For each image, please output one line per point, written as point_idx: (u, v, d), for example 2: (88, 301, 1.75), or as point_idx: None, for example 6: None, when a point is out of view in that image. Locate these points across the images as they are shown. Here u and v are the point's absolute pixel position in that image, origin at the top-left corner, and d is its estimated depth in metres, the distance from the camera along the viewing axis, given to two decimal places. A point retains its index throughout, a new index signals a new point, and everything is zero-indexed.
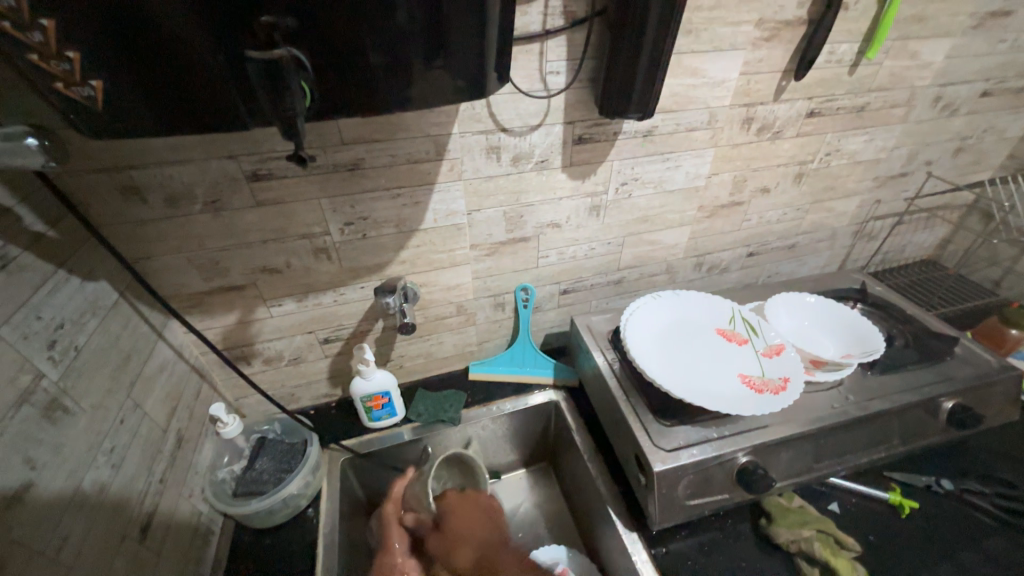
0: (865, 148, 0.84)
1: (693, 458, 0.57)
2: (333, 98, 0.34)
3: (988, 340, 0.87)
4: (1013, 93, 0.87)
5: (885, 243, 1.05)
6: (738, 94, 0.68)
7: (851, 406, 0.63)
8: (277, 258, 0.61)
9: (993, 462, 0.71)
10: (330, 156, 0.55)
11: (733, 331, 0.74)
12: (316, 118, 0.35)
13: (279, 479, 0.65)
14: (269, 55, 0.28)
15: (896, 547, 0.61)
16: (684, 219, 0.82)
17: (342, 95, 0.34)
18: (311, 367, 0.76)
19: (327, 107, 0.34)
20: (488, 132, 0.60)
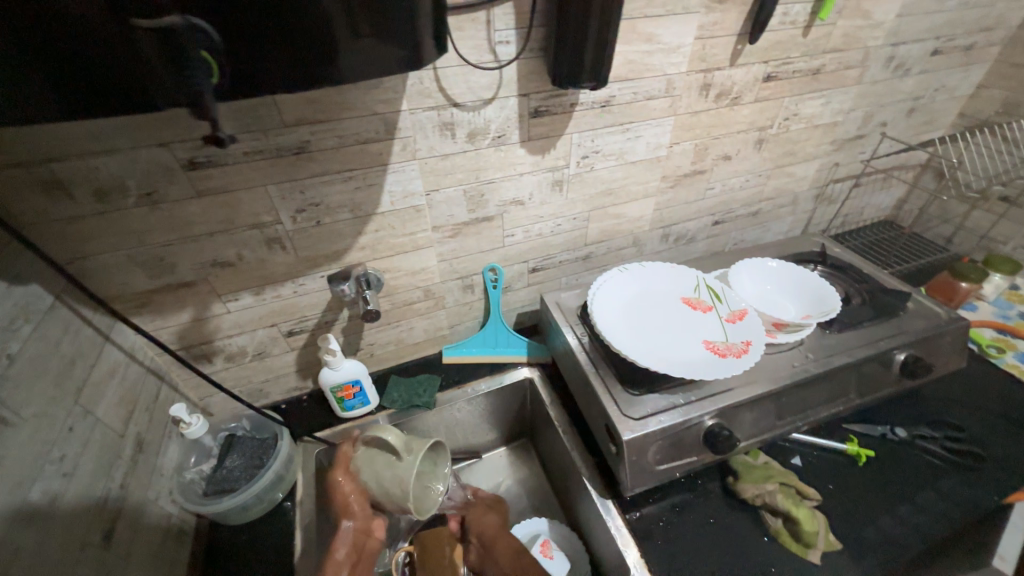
0: (823, 110, 0.85)
1: (660, 425, 0.58)
2: (243, 74, 0.31)
3: (940, 294, 0.91)
4: (962, 51, 0.89)
5: (845, 206, 1.07)
6: (695, 60, 0.67)
7: (810, 364, 0.65)
8: (226, 251, 0.59)
9: (943, 407, 0.75)
10: (273, 140, 0.52)
11: (697, 299, 0.74)
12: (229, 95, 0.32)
13: (251, 474, 0.64)
14: (158, 21, 0.26)
15: (855, 492, 0.65)
16: (648, 190, 0.82)
17: (255, 71, 0.31)
18: (277, 361, 0.74)
19: (241, 83, 0.32)
20: (439, 107, 0.58)
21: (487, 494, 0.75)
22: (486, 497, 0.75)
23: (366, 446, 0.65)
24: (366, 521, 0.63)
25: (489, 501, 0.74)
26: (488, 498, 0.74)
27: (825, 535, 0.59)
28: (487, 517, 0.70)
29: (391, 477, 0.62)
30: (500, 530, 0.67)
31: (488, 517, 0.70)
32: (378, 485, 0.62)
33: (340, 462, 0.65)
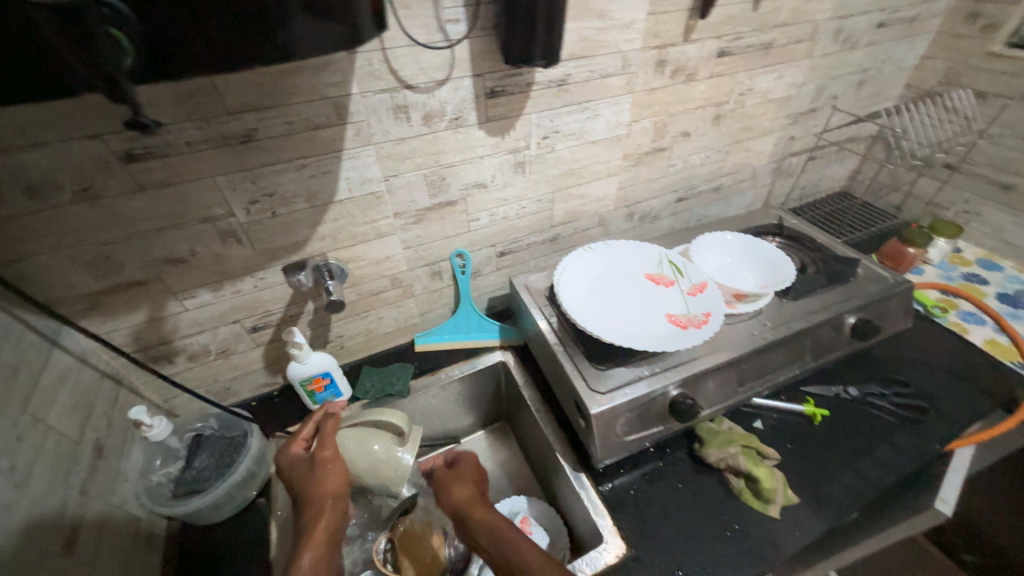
0: (776, 85, 0.87)
1: (627, 397, 0.60)
2: (163, 53, 0.30)
3: (890, 260, 0.96)
4: (906, 23, 0.92)
5: (801, 179, 1.11)
6: (648, 36, 0.68)
7: (767, 332, 0.68)
8: (178, 247, 0.57)
9: (892, 365, 0.79)
10: (217, 129, 0.50)
11: (660, 274, 0.76)
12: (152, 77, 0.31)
13: (220, 473, 0.63)
14: None
15: (812, 449, 0.69)
16: (611, 169, 0.82)
17: (174, 53, 0.30)
18: (243, 358, 0.73)
19: (161, 61, 0.30)
20: (392, 90, 0.57)
21: (468, 461, 0.71)
22: (466, 464, 0.70)
23: (354, 429, 0.66)
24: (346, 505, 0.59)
25: (470, 469, 0.69)
26: (469, 466, 0.70)
27: (783, 491, 0.62)
28: (462, 485, 0.65)
29: (388, 458, 0.64)
30: (478, 497, 0.63)
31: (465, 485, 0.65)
32: (371, 466, 0.64)
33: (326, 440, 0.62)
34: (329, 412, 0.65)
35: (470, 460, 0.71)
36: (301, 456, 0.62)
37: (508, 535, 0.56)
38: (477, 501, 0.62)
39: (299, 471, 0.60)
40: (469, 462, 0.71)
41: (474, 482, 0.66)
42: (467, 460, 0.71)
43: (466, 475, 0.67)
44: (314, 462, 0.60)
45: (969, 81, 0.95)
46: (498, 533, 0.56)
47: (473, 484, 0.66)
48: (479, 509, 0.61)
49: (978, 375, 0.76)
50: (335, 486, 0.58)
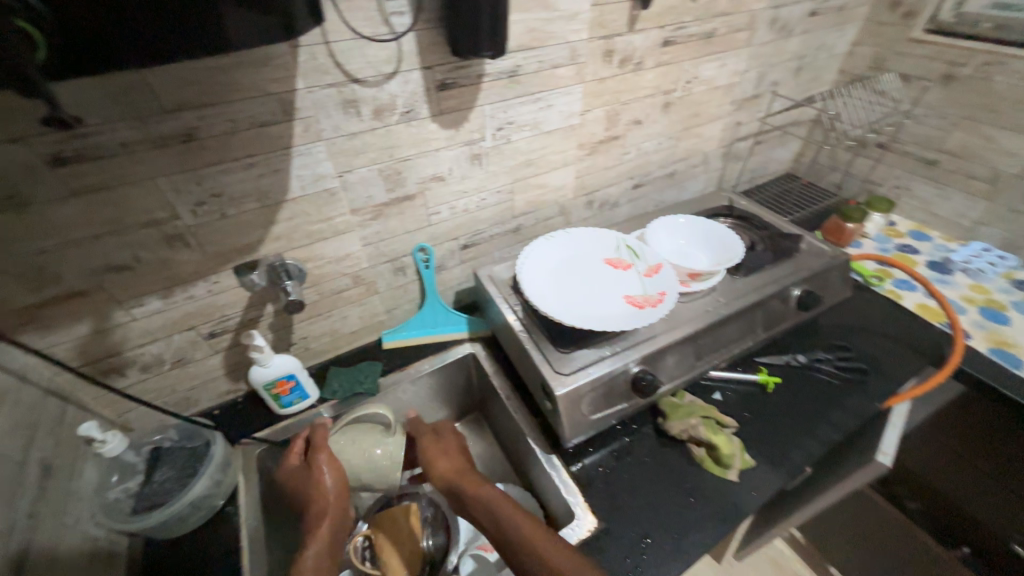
0: (720, 73, 0.91)
1: (590, 377, 0.62)
2: (79, 41, 0.28)
3: (832, 235, 1.03)
4: (835, 12, 0.98)
5: (750, 162, 1.16)
6: (594, 26, 0.69)
7: (720, 307, 0.72)
8: (120, 254, 0.54)
9: (835, 332, 0.85)
10: (154, 128, 0.48)
11: (619, 258, 0.78)
12: (69, 67, 0.29)
13: (182, 484, 0.62)
14: None
15: (765, 415, 0.73)
16: (567, 158, 0.84)
17: (90, 45, 0.29)
18: (201, 366, 0.71)
19: (77, 49, 0.29)
20: (339, 84, 0.56)
21: (443, 429, 0.73)
22: (442, 433, 0.72)
23: (347, 429, 0.66)
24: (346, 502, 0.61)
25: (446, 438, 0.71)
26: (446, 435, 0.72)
27: (741, 456, 0.66)
28: (443, 457, 0.68)
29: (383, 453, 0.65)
30: (462, 466, 0.66)
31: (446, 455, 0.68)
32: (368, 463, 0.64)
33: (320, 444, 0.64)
34: (318, 422, 0.67)
35: (446, 428, 0.73)
36: (299, 465, 0.64)
37: (499, 505, 0.58)
38: (463, 473, 0.65)
39: (300, 475, 0.63)
40: (445, 430, 0.73)
41: (455, 451, 0.69)
42: (442, 428, 0.73)
43: (444, 446, 0.70)
44: (310, 465, 0.62)
45: (894, 65, 1.02)
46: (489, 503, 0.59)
47: (454, 453, 0.69)
48: (467, 481, 0.63)
49: (911, 336, 0.83)
50: (333, 482, 0.61)
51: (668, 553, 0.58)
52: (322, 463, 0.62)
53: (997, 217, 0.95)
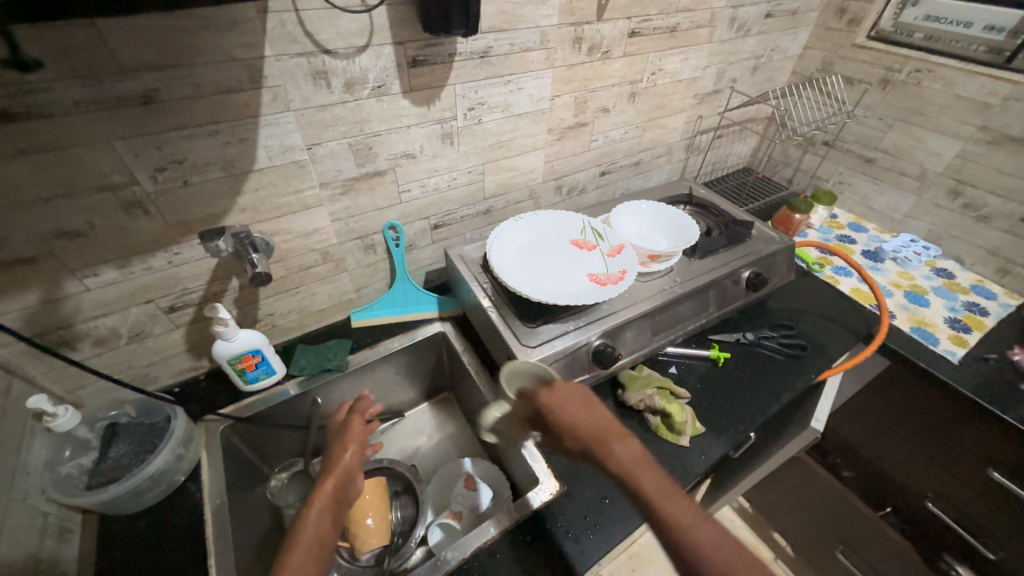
0: (683, 66, 0.95)
1: (554, 348, 0.65)
2: None
3: (781, 225, 1.10)
4: (789, 15, 1.04)
5: (710, 155, 1.23)
6: (564, 13, 0.72)
7: (676, 286, 0.77)
8: (72, 218, 0.52)
9: (781, 313, 0.92)
10: (110, 87, 0.47)
11: (584, 239, 0.82)
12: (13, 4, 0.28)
13: (142, 458, 0.61)
14: None
15: (716, 387, 0.79)
16: (537, 143, 0.86)
17: None
18: (161, 341, 0.69)
19: None
20: (308, 54, 0.56)
21: (556, 406, 0.54)
22: (558, 409, 0.54)
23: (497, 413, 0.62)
24: (358, 468, 0.64)
25: (568, 405, 0.55)
26: (564, 404, 0.55)
27: (692, 423, 0.71)
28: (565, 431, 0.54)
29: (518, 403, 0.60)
30: (601, 432, 0.53)
31: (576, 430, 0.53)
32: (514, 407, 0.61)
33: (356, 416, 0.71)
34: (363, 395, 0.76)
35: (561, 396, 0.55)
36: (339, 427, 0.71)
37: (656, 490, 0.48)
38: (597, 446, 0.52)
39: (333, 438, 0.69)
40: (561, 400, 0.55)
41: (585, 419, 0.54)
42: (556, 397, 0.55)
43: (566, 422, 0.53)
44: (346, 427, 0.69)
45: (839, 69, 1.10)
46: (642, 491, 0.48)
47: (585, 424, 0.54)
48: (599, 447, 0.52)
49: (845, 316, 0.91)
50: (355, 445, 0.66)
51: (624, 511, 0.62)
52: (353, 428, 0.69)
53: (923, 211, 1.05)
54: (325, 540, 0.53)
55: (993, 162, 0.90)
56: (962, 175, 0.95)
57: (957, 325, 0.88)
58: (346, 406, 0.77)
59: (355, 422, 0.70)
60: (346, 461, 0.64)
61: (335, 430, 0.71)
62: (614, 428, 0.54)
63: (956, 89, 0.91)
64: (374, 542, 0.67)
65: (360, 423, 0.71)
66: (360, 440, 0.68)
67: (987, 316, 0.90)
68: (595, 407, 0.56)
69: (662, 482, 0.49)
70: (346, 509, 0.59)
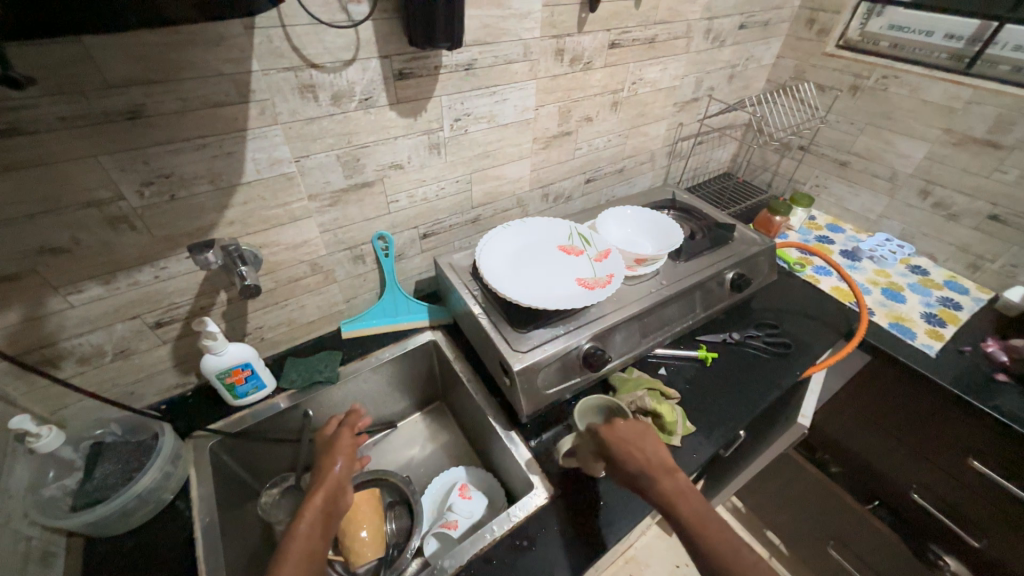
0: (663, 76, 0.98)
1: (546, 352, 0.66)
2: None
3: (762, 228, 1.13)
4: (761, 26, 1.08)
5: (692, 161, 1.26)
6: (546, 26, 0.74)
7: (662, 289, 0.78)
8: (57, 235, 0.51)
9: (765, 312, 0.94)
10: (96, 103, 0.47)
11: (571, 245, 0.83)
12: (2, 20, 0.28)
13: (129, 476, 0.60)
14: None
15: (705, 387, 0.80)
16: (523, 152, 0.88)
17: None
18: (147, 358, 0.68)
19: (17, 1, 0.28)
20: (296, 68, 0.57)
21: (612, 437, 0.57)
22: (612, 443, 0.57)
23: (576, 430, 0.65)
24: (347, 482, 0.64)
25: (622, 439, 0.57)
26: (618, 438, 0.57)
27: (682, 423, 0.71)
28: (620, 459, 0.56)
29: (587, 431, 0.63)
30: (653, 467, 0.55)
31: (628, 464, 0.55)
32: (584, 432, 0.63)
33: (344, 430, 0.71)
34: (352, 409, 0.76)
35: (616, 431, 0.58)
36: (328, 441, 0.70)
37: (700, 527, 0.49)
38: (645, 479, 0.54)
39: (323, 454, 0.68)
40: (615, 433, 0.57)
41: (639, 454, 0.55)
42: (612, 430, 0.58)
43: (622, 453, 0.56)
44: (334, 441, 0.69)
45: (811, 77, 1.15)
46: (687, 527, 0.50)
47: (638, 459, 0.55)
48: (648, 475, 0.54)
49: (826, 314, 0.93)
50: (344, 459, 0.66)
51: (619, 512, 0.62)
52: (342, 442, 0.69)
53: (896, 212, 1.09)
54: (314, 553, 0.52)
55: (959, 163, 0.94)
56: (931, 175, 0.99)
57: (933, 320, 0.91)
58: (335, 419, 0.76)
59: (343, 435, 0.70)
60: (335, 474, 0.63)
61: (322, 443, 0.70)
62: (666, 462, 0.55)
63: (922, 94, 0.96)
64: (368, 555, 0.66)
65: (349, 436, 0.70)
66: (349, 453, 0.67)
67: (961, 310, 0.93)
68: (650, 441, 0.57)
69: (707, 514, 0.50)
70: (336, 523, 0.59)
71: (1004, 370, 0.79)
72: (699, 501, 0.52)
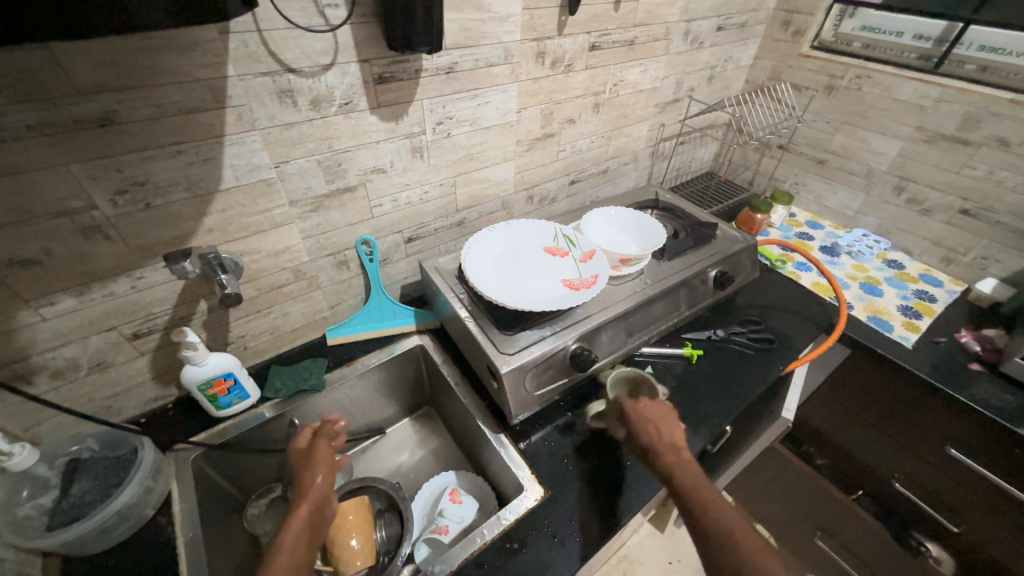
0: (643, 77, 1.00)
1: (533, 354, 0.66)
2: None
3: (745, 226, 1.15)
4: (739, 28, 1.10)
5: (674, 161, 1.28)
6: (526, 29, 0.74)
7: (647, 288, 0.79)
8: (26, 246, 0.50)
9: (748, 309, 0.96)
10: (65, 111, 0.46)
11: (556, 246, 0.83)
12: None
13: (108, 493, 0.58)
14: None
15: (691, 384, 0.81)
16: (506, 154, 0.88)
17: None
18: (125, 371, 0.67)
19: None
20: (273, 73, 0.56)
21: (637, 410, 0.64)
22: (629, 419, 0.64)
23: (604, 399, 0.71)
24: (328, 493, 0.62)
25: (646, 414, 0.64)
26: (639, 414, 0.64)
27: None
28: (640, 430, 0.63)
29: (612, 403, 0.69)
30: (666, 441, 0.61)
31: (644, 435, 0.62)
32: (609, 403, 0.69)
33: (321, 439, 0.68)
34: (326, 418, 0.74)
35: (638, 408, 0.65)
36: (304, 451, 0.68)
37: (695, 496, 0.54)
38: (651, 452, 0.60)
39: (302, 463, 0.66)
40: (632, 410, 0.64)
41: (657, 429, 0.62)
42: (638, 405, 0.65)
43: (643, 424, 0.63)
44: (312, 451, 0.67)
45: (788, 77, 1.17)
46: (683, 495, 0.55)
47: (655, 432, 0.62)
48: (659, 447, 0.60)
49: (808, 309, 0.95)
50: (323, 469, 0.64)
51: (607, 512, 0.63)
52: (320, 452, 0.67)
53: (872, 207, 1.12)
54: (301, 566, 0.52)
55: (929, 160, 0.97)
56: (904, 172, 1.02)
57: (909, 312, 0.93)
58: (307, 428, 0.73)
59: (318, 445, 0.68)
60: (316, 486, 0.61)
61: (298, 454, 0.68)
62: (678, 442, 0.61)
63: (894, 92, 0.99)
64: (357, 564, 0.64)
65: (326, 445, 0.68)
66: (328, 463, 0.65)
67: (935, 302, 0.96)
68: (669, 422, 0.63)
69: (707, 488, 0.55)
70: (321, 535, 0.57)
71: (978, 360, 0.81)
72: (699, 476, 0.57)
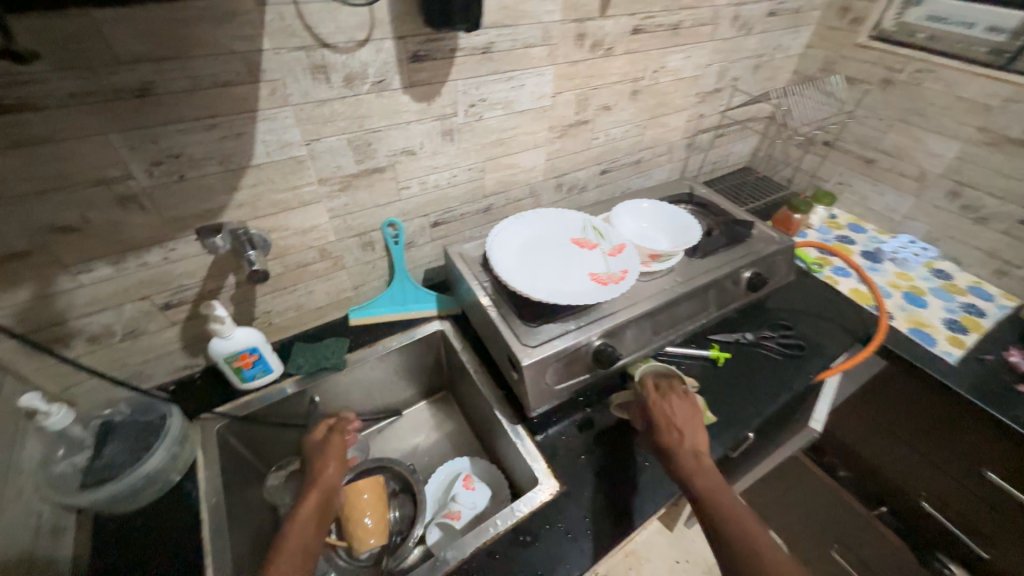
0: (685, 64, 0.95)
1: (555, 348, 0.65)
2: None
3: (783, 226, 1.10)
4: (792, 13, 1.04)
5: (711, 154, 1.22)
6: (567, 9, 0.71)
7: (676, 286, 0.76)
8: (66, 213, 0.51)
9: (780, 313, 0.92)
10: (105, 79, 0.46)
11: (584, 238, 0.81)
12: None
13: (137, 456, 0.60)
14: None
15: (715, 387, 0.79)
16: (538, 140, 0.86)
17: None
18: (156, 339, 0.68)
19: None
20: (308, 47, 0.55)
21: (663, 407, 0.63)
22: (653, 415, 0.63)
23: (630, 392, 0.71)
24: (337, 484, 0.63)
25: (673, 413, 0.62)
26: (665, 412, 0.63)
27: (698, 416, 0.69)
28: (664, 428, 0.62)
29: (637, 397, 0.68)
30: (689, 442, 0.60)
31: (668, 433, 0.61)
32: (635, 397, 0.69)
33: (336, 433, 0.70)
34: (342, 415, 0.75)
35: (664, 405, 0.63)
36: (318, 443, 0.69)
37: (715, 500, 0.53)
38: (673, 451, 0.59)
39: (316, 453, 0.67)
40: (655, 408, 0.63)
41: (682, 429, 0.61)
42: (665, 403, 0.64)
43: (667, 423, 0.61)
44: (326, 443, 0.68)
45: (841, 68, 1.10)
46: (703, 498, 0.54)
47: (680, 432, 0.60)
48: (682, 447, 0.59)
49: (844, 317, 0.91)
50: (335, 461, 0.65)
51: (623, 512, 0.61)
52: (333, 444, 0.68)
53: (922, 212, 1.05)
54: (309, 549, 0.53)
55: (992, 164, 0.90)
56: (962, 176, 0.95)
57: (955, 327, 0.88)
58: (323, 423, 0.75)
59: (331, 438, 0.69)
60: (326, 476, 0.63)
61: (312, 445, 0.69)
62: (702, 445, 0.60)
63: (959, 89, 0.91)
64: (370, 543, 0.66)
65: (340, 438, 0.69)
66: (339, 454, 0.66)
67: (985, 318, 0.90)
68: (694, 424, 0.62)
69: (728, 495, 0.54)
70: (329, 524, 0.58)
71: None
72: (722, 482, 0.55)
